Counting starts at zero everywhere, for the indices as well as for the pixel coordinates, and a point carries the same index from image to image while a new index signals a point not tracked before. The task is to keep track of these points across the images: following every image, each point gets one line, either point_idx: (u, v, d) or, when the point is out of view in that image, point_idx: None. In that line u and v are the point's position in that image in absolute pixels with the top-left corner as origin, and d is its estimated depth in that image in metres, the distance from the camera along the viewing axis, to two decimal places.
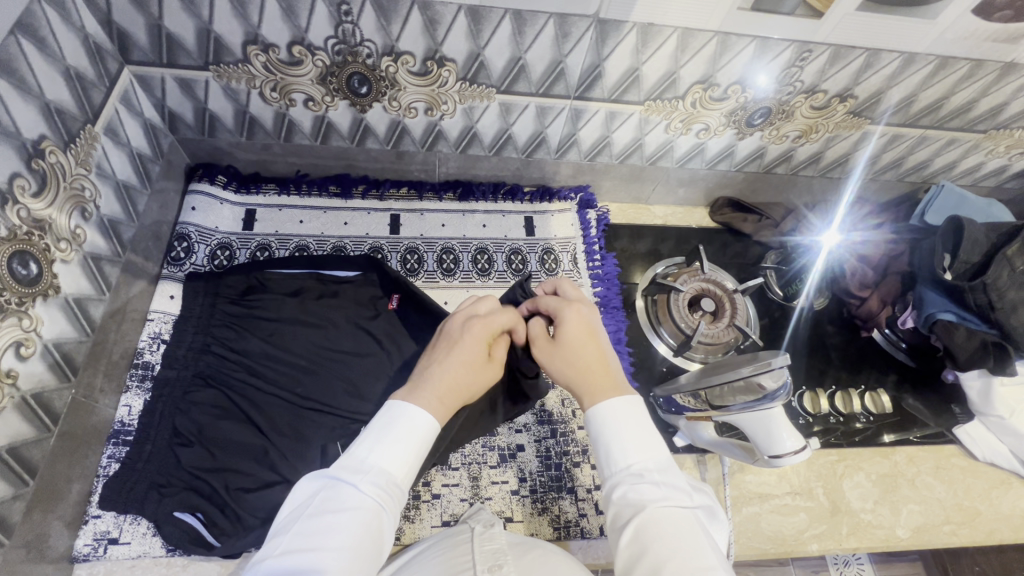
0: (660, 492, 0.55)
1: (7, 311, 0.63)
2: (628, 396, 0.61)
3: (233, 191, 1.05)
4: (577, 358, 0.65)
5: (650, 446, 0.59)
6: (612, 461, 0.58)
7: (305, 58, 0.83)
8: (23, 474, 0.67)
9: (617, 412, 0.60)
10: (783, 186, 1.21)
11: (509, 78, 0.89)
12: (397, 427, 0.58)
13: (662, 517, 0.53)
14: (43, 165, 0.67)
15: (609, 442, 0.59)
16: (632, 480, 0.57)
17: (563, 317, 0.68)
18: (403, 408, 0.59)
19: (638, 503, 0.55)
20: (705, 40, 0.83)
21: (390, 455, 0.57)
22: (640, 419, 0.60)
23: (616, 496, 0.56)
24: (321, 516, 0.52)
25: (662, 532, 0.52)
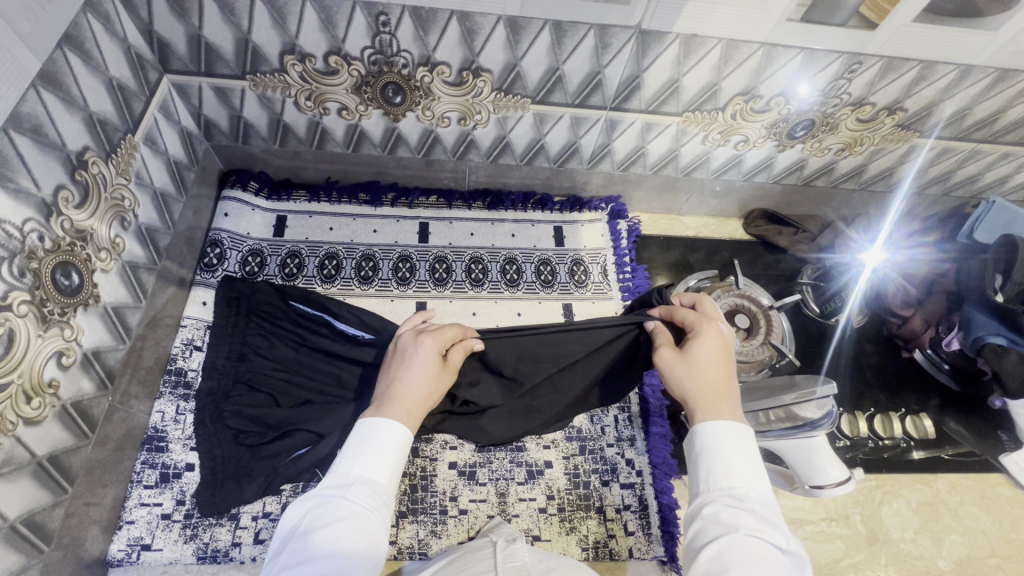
0: (756, 519, 0.50)
1: (50, 322, 0.63)
2: (743, 427, 0.57)
3: (265, 197, 1.06)
4: (703, 372, 0.61)
5: (753, 474, 0.54)
6: (711, 478, 0.54)
7: (341, 67, 0.83)
8: (62, 481, 0.68)
9: (724, 434, 0.56)
10: (821, 198, 1.17)
11: (545, 88, 0.87)
12: (375, 438, 0.57)
13: (753, 545, 0.48)
14: (86, 176, 0.68)
15: (715, 458, 0.54)
16: (727, 502, 0.52)
17: (700, 332, 0.63)
18: (374, 423, 0.58)
19: (729, 525, 0.50)
20: (750, 52, 0.81)
21: (373, 466, 0.56)
22: (749, 448, 0.55)
23: (707, 513, 0.52)
24: (314, 533, 0.50)
25: (747, 557, 0.47)
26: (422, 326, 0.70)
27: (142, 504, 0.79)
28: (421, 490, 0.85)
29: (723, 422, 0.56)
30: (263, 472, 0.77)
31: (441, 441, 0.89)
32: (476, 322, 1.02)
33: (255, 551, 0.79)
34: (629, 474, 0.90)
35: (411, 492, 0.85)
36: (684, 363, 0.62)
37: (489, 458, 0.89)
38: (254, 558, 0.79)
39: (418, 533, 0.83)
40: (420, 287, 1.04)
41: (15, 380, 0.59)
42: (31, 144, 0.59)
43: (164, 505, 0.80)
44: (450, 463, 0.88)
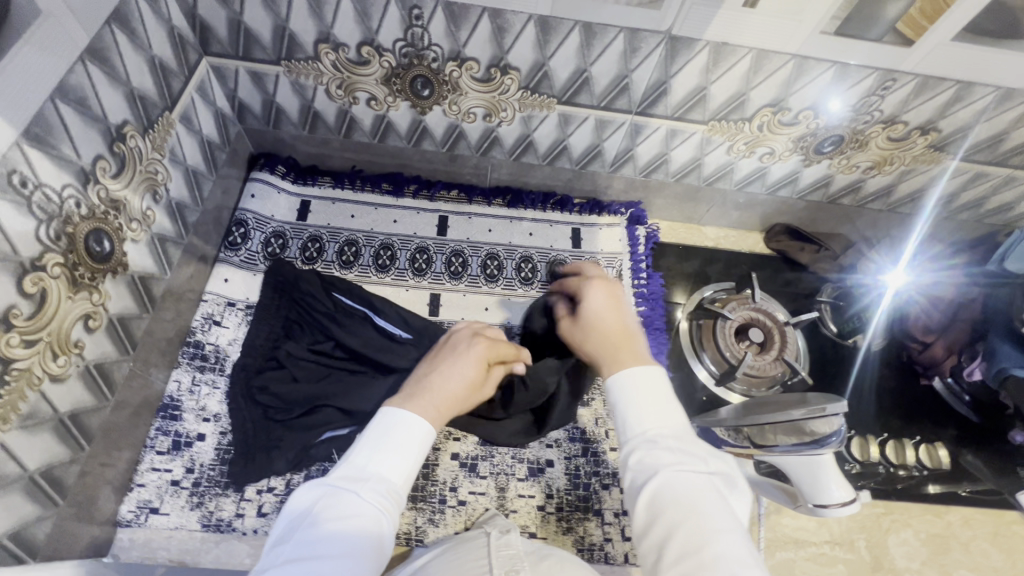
0: (677, 454, 0.53)
1: (81, 285, 0.66)
2: (647, 369, 0.60)
3: (291, 182, 1.08)
4: (602, 330, 0.67)
5: (666, 410, 0.57)
6: (628, 429, 0.56)
7: (373, 58, 0.84)
8: (80, 439, 0.70)
9: (631, 378, 0.59)
10: (847, 217, 1.15)
11: (572, 90, 0.88)
12: (394, 431, 0.57)
13: (679, 479, 0.51)
14: (123, 149, 0.71)
15: (628, 408, 0.57)
16: (648, 446, 0.54)
17: (588, 296, 0.72)
18: (403, 413, 0.58)
19: (653, 468, 0.53)
20: (781, 63, 0.80)
21: (390, 462, 0.55)
22: (659, 389, 0.58)
23: (633, 462, 0.54)
24: (323, 526, 0.49)
25: (681, 497, 0.50)
26: (479, 330, 0.74)
27: (153, 469, 0.82)
28: (422, 478, 0.86)
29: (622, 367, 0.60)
30: (280, 447, 0.81)
31: (446, 432, 0.90)
32: (488, 317, 1.03)
33: (258, 524, 0.81)
34: None
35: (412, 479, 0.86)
36: (580, 326, 0.70)
37: (491, 453, 0.89)
38: (256, 531, 0.80)
39: (416, 520, 0.84)
40: (435, 279, 1.05)
41: (45, 338, 0.61)
42: (75, 114, 0.62)
43: (174, 472, 0.82)
44: (452, 454, 0.88)
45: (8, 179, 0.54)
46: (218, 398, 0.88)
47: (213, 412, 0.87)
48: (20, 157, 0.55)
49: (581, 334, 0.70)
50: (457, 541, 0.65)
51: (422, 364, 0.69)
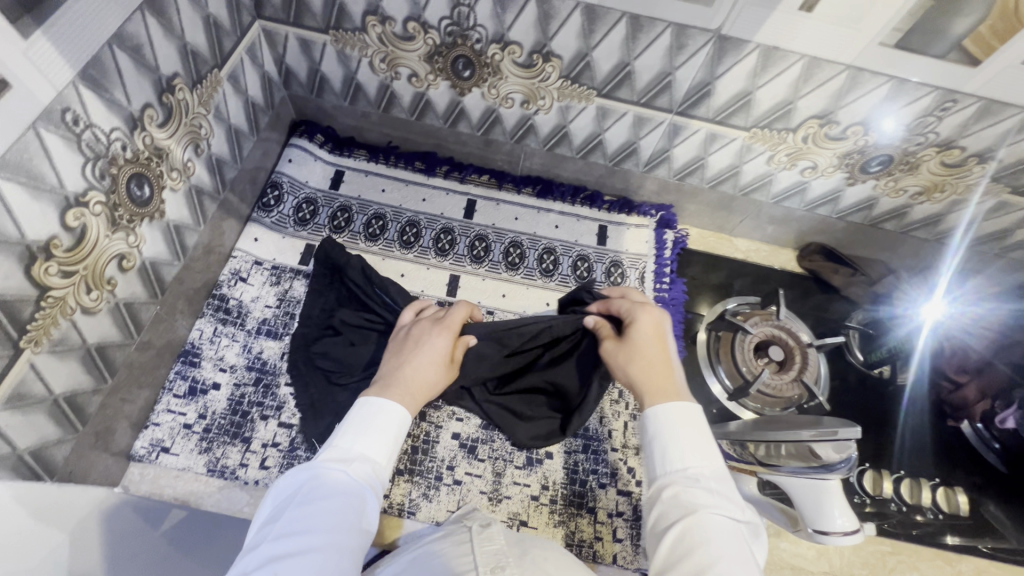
0: (710, 493, 0.55)
1: (118, 226, 0.69)
2: (690, 406, 0.62)
3: (328, 150, 1.10)
4: (646, 355, 0.68)
5: (706, 453, 0.59)
6: (667, 462, 0.59)
7: (418, 34, 0.85)
8: (105, 372, 0.74)
9: (676, 414, 0.61)
10: (888, 244, 1.10)
11: (613, 82, 0.86)
12: (377, 418, 0.61)
13: (712, 518, 0.53)
14: (171, 100, 0.73)
15: (668, 443, 0.59)
16: (686, 482, 0.57)
17: (637, 319, 0.71)
18: (380, 403, 0.62)
19: (689, 505, 0.55)
20: (833, 73, 0.77)
21: (372, 444, 0.59)
22: (699, 429, 0.61)
23: (667, 495, 0.56)
24: (310, 502, 0.52)
25: (708, 536, 0.51)
26: (432, 317, 0.76)
27: (169, 410, 0.85)
28: (421, 453, 0.87)
29: (670, 401, 0.62)
30: (308, 403, 0.85)
31: (449, 411, 0.91)
32: (504, 304, 1.03)
33: (260, 475, 0.83)
34: (628, 482, 0.89)
35: (412, 453, 0.87)
36: (628, 352, 0.69)
37: (492, 437, 0.90)
38: (257, 482, 0.83)
39: (411, 493, 0.85)
40: (457, 261, 1.06)
41: (81, 271, 0.64)
42: (128, 59, 0.64)
43: (187, 416, 0.86)
44: (453, 434, 0.89)
45: (61, 116, 0.57)
46: (236, 351, 0.91)
47: (230, 363, 0.90)
48: (74, 95, 0.58)
49: (622, 358, 0.69)
50: (444, 535, 0.66)
51: (387, 357, 0.72)
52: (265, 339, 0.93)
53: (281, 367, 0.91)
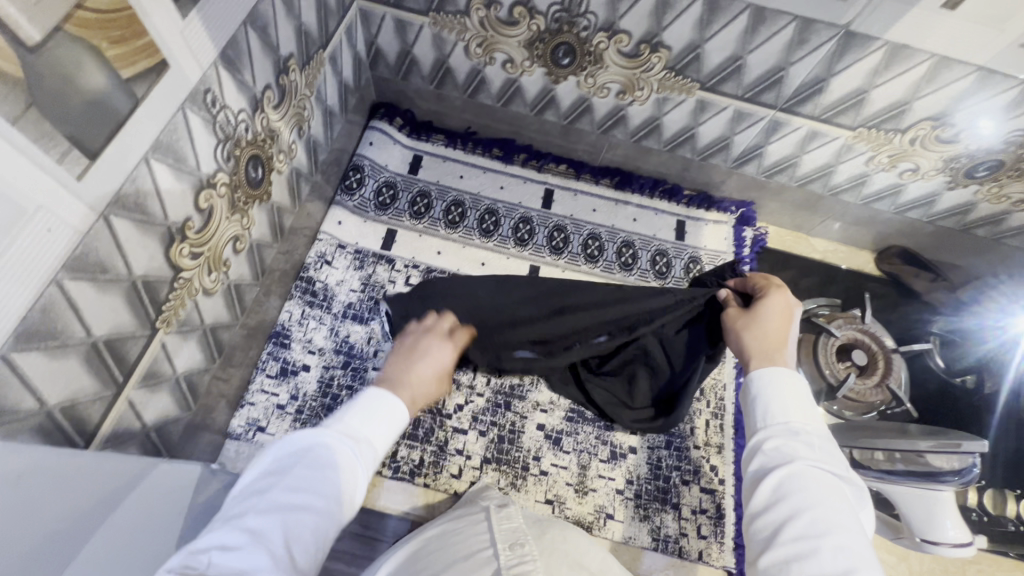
0: (814, 448, 0.53)
1: (236, 208, 0.69)
2: (797, 379, 0.59)
3: (406, 134, 1.09)
4: (768, 330, 0.64)
5: (810, 414, 0.57)
6: (769, 415, 0.57)
7: (523, 19, 0.84)
8: (213, 351, 0.75)
9: (781, 379, 0.59)
10: (975, 250, 1.07)
11: (719, 76, 0.84)
12: (381, 404, 0.59)
13: (813, 473, 0.51)
14: (285, 81, 0.72)
15: (769, 398, 0.57)
16: (787, 434, 0.55)
17: (769, 296, 0.67)
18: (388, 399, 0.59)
19: (788, 455, 0.53)
20: (960, 75, 0.74)
21: (379, 429, 0.57)
22: (800, 391, 0.58)
23: (767, 445, 0.55)
24: (317, 469, 0.50)
25: (810, 485, 0.50)
26: (435, 326, 0.71)
27: (263, 391, 0.85)
28: (508, 442, 0.88)
29: (778, 373, 0.59)
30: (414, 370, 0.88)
31: (533, 402, 0.91)
32: None
33: None
34: (711, 480, 0.89)
35: (499, 443, 0.88)
36: (749, 319, 0.66)
37: (576, 430, 0.90)
38: None
39: (500, 483, 0.86)
40: (537, 251, 1.04)
41: (206, 253, 0.65)
42: (257, 40, 0.63)
43: (280, 397, 0.85)
44: (538, 425, 0.90)
45: (204, 97, 0.56)
46: (323, 334, 0.91)
47: (318, 346, 0.90)
48: (215, 76, 0.57)
49: (741, 324, 0.66)
50: (458, 514, 0.64)
51: (394, 358, 0.68)
52: (351, 322, 0.92)
53: (369, 352, 0.91)
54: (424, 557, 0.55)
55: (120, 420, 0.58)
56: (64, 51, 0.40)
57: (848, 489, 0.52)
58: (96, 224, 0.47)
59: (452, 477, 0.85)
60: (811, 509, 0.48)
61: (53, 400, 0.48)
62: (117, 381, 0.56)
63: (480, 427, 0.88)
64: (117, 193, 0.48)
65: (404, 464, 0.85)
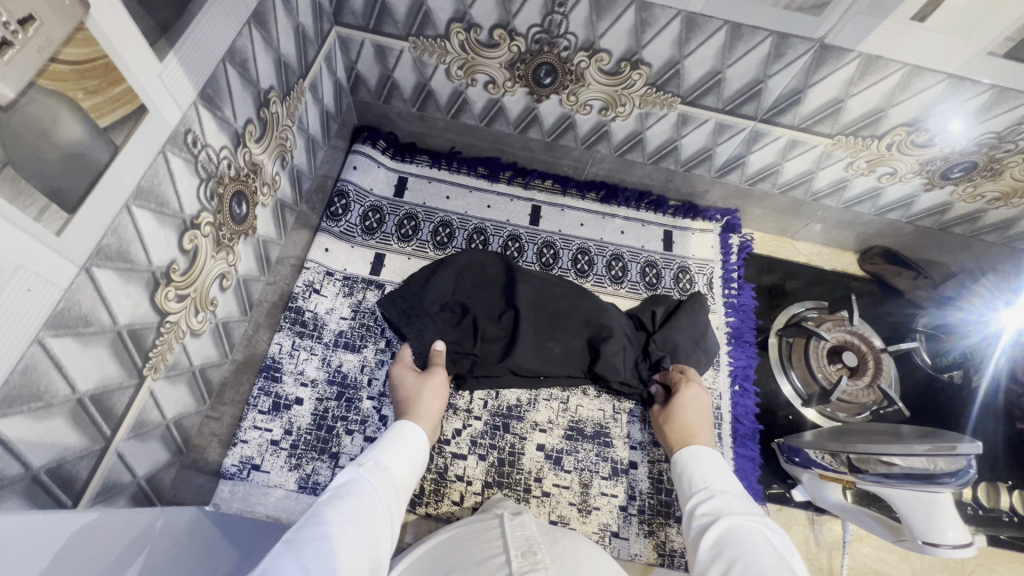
0: (732, 504, 0.64)
1: (222, 245, 0.67)
2: (712, 458, 0.73)
3: (390, 156, 1.08)
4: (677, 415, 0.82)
5: (727, 481, 0.69)
6: (694, 486, 0.69)
7: (503, 41, 0.84)
8: (203, 391, 0.74)
9: (699, 457, 0.73)
10: (953, 247, 1.10)
11: (699, 90, 0.85)
12: (409, 442, 0.69)
13: (736, 522, 0.60)
14: (266, 114, 0.71)
15: (694, 473, 0.71)
16: (709, 496, 0.66)
17: (679, 390, 0.84)
18: (400, 430, 0.70)
19: (714, 513, 0.63)
20: (931, 82, 0.76)
21: (399, 461, 0.66)
22: (717, 465, 0.71)
23: (697, 510, 0.65)
24: (339, 503, 0.55)
25: (734, 532, 0.59)
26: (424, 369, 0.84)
27: (255, 427, 0.83)
28: (508, 465, 0.87)
29: (697, 461, 0.72)
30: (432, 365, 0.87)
31: (531, 422, 0.90)
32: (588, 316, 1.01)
33: None
34: None
35: (499, 466, 0.87)
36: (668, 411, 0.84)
37: (576, 448, 0.90)
38: None
39: None
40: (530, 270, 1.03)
41: (192, 294, 0.63)
42: (237, 76, 0.62)
43: (274, 432, 0.83)
44: (538, 445, 0.89)
45: (184, 138, 0.55)
46: (315, 364, 0.89)
47: (310, 377, 0.88)
48: (195, 116, 0.56)
49: (671, 426, 0.81)
50: (473, 519, 0.65)
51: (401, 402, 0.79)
52: (343, 351, 0.91)
53: (362, 380, 0.89)
54: (434, 560, 0.56)
55: (109, 474, 0.56)
56: (39, 106, 0.38)
57: (771, 534, 0.60)
58: (77, 277, 0.45)
59: (454, 504, 0.84)
60: (737, 545, 0.56)
61: (38, 463, 0.46)
62: (105, 435, 0.54)
63: (480, 451, 0.88)
64: (99, 244, 0.47)
65: None
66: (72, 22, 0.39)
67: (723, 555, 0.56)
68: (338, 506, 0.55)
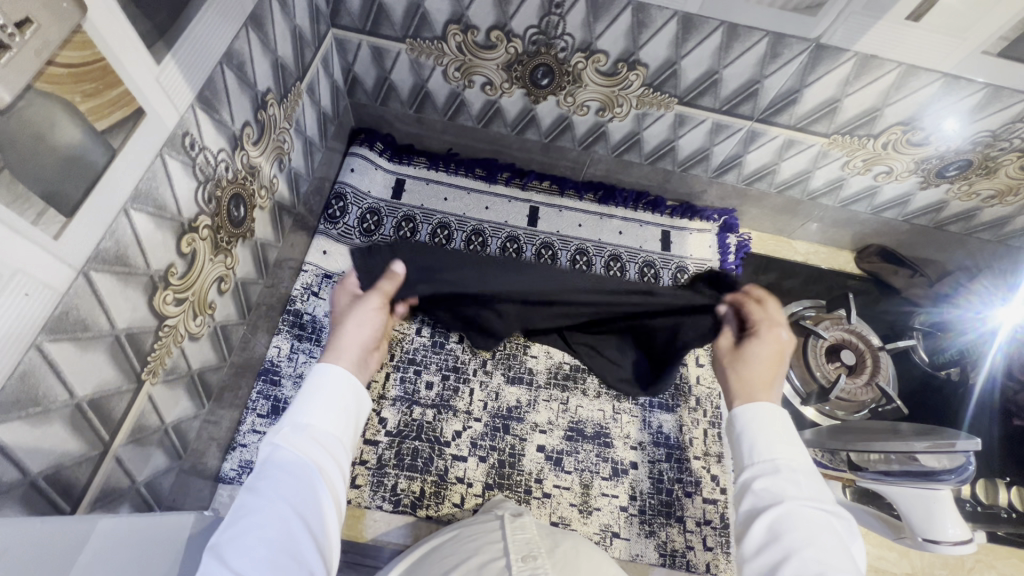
0: (799, 484, 0.53)
1: (220, 249, 0.67)
2: (775, 410, 0.59)
3: (387, 159, 1.08)
4: (749, 370, 0.63)
5: (794, 448, 0.56)
6: (752, 452, 0.56)
7: (500, 43, 0.84)
8: (202, 395, 0.73)
9: (760, 412, 0.59)
10: (948, 245, 1.11)
11: (696, 90, 0.86)
12: (337, 384, 0.57)
13: (803, 511, 0.50)
14: (264, 116, 0.71)
15: (749, 437, 0.57)
16: (769, 472, 0.54)
17: (758, 334, 0.66)
18: (322, 372, 0.57)
19: (775, 496, 0.52)
20: (926, 81, 0.77)
21: (328, 415, 0.55)
22: (783, 428, 0.57)
23: (754, 483, 0.54)
24: (262, 501, 0.47)
25: (796, 524, 0.49)
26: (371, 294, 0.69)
27: (254, 430, 0.82)
28: (508, 466, 0.87)
29: (759, 408, 0.59)
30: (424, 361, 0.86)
31: (531, 424, 0.90)
32: None
33: (351, 495, 0.82)
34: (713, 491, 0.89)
35: (499, 467, 0.87)
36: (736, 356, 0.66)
37: (576, 449, 0.89)
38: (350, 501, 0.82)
39: None
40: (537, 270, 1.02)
41: (190, 297, 0.63)
42: (234, 78, 0.62)
43: None
44: (538, 446, 0.89)
45: (182, 141, 0.55)
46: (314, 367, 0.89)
47: None
48: (193, 119, 0.56)
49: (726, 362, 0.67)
50: (473, 521, 0.65)
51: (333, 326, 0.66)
52: None
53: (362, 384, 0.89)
54: (432, 565, 0.56)
55: (108, 480, 0.56)
56: (36, 111, 0.38)
57: (839, 524, 0.51)
58: (75, 282, 0.45)
59: (455, 506, 0.84)
60: (805, 549, 0.47)
61: (36, 469, 0.46)
62: (103, 439, 0.54)
63: (481, 452, 0.87)
64: (97, 249, 0.47)
65: (404, 496, 0.83)
66: (70, 26, 0.39)
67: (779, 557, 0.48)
68: (261, 496, 0.48)
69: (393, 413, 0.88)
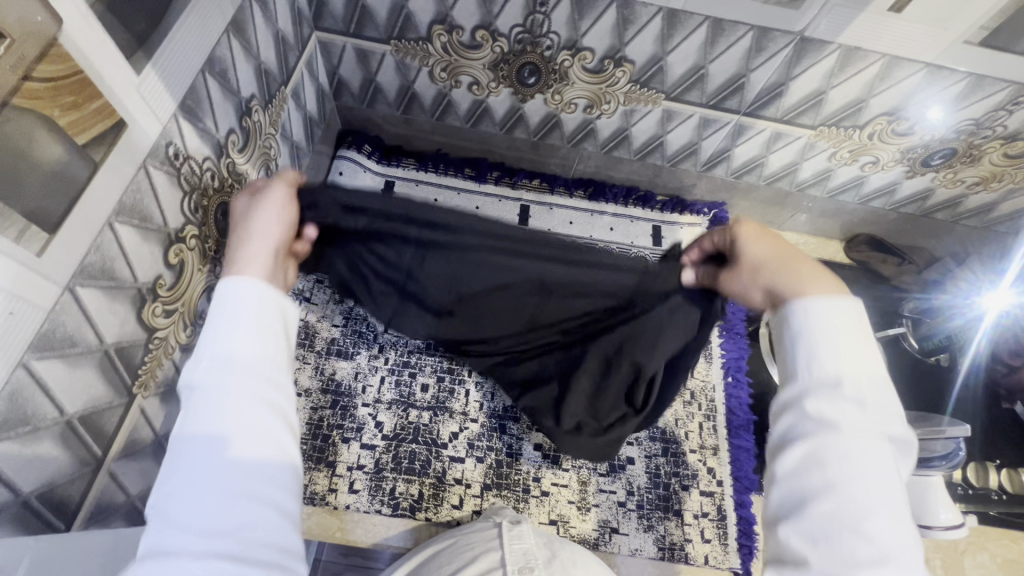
0: (859, 410, 0.41)
1: (208, 258, 0.66)
2: (845, 303, 0.46)
3: (376, 161, 1.07)
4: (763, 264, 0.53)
5: (863, 357, 0.44)
6: (810, 369, 0.44)
7: (486, 42, 0.83)
8: None
9: (824, 315, 0.45)
10: (935, 232, 1.12)
11: (683, 86, 0.86)
12: (245, 307, 0.43)
13: (864, 440, 0.41)
14: (248, 123, 0.70)
15: (809, 351, 0.44)
16: (828, 394, 0.42)
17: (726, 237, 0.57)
18: (232, 287, 0.44)
19: (831, 423, 0.42)
20: (909, 72, 0.77)
21: (243, 338, 0.42)
22: (850, 333, 0.44)
23: (807, 406, 0.43)
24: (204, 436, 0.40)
25: (852, 448, 0.41)
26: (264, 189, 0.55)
27: None
28: (506, 466, 0.87)
29: (816, 289, 0.47)
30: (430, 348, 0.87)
31: (528, 423, 0.91)
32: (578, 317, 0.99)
33: (349, 500, 0.83)
34: (709, 483, 0.90)
35: (497, 467, 0.87)
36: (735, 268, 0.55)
37: None
38: (348, 506, 0.82)
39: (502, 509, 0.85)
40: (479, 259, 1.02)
41: (180, 308, 0.62)
42: (217, 86, 0.61)
43: None
44: (536, 445, 0.89)
45: (165, 151, 0.54)
46: (310, 373, 0.89)
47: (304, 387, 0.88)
48: (176, 129, 0.55)
49: (772, 266, 0.52)
50: (471, 527, 0.65)
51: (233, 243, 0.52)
52: (337, 359, 0.91)
53: (357, 388, 0.89)
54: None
55: (101, 495, 0.55)
56: (16, 125, 0.38)
57: (900, 445, 0.42)
58: (61, 298, 0.44)
59: (453, 508, 0.84)
60: (851, 482, 0.40)
61: (28, 488, 0.45)
62: (95, 455, 0.53)
63: (478, 453, 0.87)
64: (83, 263, 0.46)
65: (403, 499, 0.83)
66: (46, 39, 0.39)
67: (820, 492, 0.40)
68: (196, 445, 0.39)
69: (388, 417, 0.88)
